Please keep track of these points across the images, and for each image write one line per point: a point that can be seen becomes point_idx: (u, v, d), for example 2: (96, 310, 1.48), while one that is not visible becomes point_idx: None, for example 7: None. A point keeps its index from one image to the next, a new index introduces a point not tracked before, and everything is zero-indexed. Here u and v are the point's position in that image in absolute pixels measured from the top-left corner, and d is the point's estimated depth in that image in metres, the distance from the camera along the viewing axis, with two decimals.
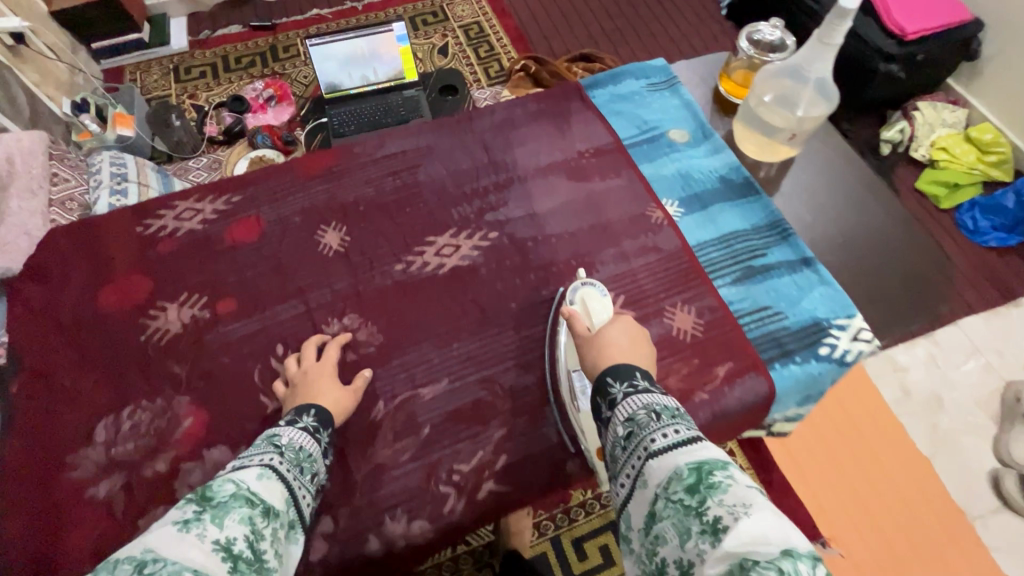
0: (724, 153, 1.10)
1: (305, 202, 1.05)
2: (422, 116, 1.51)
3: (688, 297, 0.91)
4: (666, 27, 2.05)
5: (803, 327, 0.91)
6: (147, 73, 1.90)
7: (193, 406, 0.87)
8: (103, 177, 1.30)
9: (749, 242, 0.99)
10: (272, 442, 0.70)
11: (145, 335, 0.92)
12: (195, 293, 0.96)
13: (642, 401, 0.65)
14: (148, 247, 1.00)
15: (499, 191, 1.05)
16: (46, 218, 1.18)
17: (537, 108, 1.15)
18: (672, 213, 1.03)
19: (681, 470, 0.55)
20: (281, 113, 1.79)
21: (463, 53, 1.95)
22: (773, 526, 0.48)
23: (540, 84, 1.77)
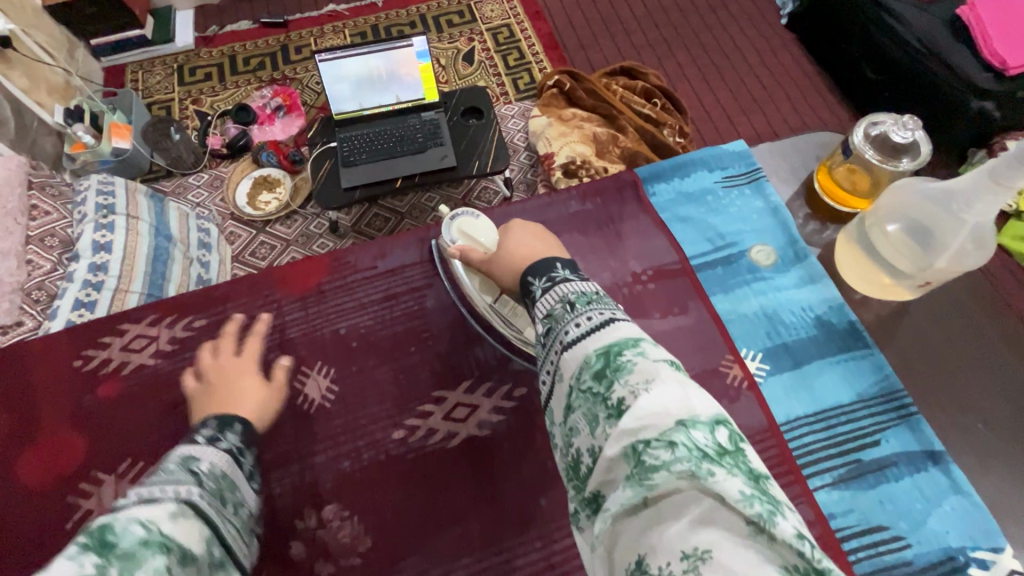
0: (821, 285, 0.95)
1: (288, 333, 0.86)
2: (441, 143, 1.34)
3: None
4: (718, 37, 1.83)
5: (928, 561, 0.77)
6: (150, 74, 1.76)
7: None
8: (88, 209, 1.18)
9: (856, 424, 0.85)
10: (188, 469, 0.54)
11: (65, 524, 0.71)
12: (137, 462, 0.75)
13: (558, 294, 0.59)
14: (84, 392, 0.80)
15: None
16: (22, 259, 1.07)
17: (579, 211, 0.95)
18: (756, 372, 0.89)
19: (590, 358, 0.50)
20: (289, 124, 1.63)
21: (490, 61, 1.77)
22: (676, 394, 0.43)
23: (574, 104, 1.58)
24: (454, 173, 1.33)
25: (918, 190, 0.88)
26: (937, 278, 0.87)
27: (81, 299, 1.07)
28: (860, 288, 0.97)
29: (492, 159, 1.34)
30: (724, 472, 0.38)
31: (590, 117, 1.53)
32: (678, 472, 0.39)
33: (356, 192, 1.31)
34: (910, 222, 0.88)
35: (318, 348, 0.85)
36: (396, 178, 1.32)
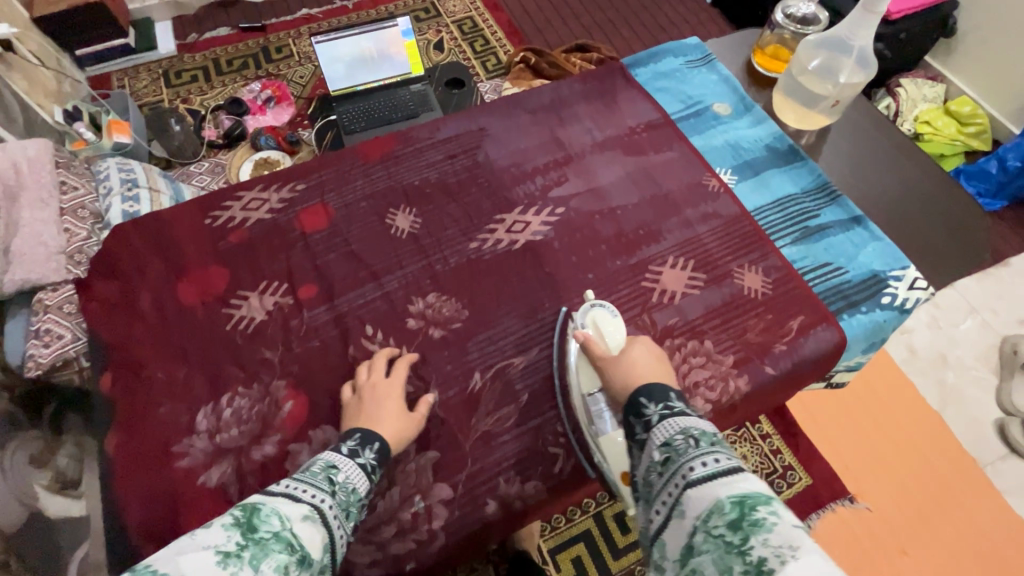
0: (767, 123, 1.12)
1: (368, 187, 1.01)
2: (431, 109, 1.52)
3: (754, 259, 0.92)
4: (655, 16, 2.09)
5: (864, 280, 0.93)
6: (136, 79, 1.85)
7: (292, 389, 0.83)
8: (113, 183, 1.27)
9: (803, 205, 1.01)
10: (328, 477, 0.64)
11: (230, 324, 0.87)
12: (275, 281, 0.91)
13: (680, 425, 0.61)
14: (220, 239, 0.94)
15: (560, 168, 1.03)
16: (61, 227, 1.15)
17: (584, 88, 1.14)
18: (728, 181, 1.04)
19: (722, 503, 0.51)
20: (280, 114, 1.76)
21: (459, 48, 1.96)
22: (826, 573, 0.43)
23: (540, 75, 1.79)
24: None
25: (820, 36, 1.07)
26: (847, 92, 1.05)
27: None
28: (790, 119, 1.15)
29: None
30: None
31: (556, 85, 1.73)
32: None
33: None
34: (819, 62, 1.07)
35: (396, 194, 1.01)
36: None
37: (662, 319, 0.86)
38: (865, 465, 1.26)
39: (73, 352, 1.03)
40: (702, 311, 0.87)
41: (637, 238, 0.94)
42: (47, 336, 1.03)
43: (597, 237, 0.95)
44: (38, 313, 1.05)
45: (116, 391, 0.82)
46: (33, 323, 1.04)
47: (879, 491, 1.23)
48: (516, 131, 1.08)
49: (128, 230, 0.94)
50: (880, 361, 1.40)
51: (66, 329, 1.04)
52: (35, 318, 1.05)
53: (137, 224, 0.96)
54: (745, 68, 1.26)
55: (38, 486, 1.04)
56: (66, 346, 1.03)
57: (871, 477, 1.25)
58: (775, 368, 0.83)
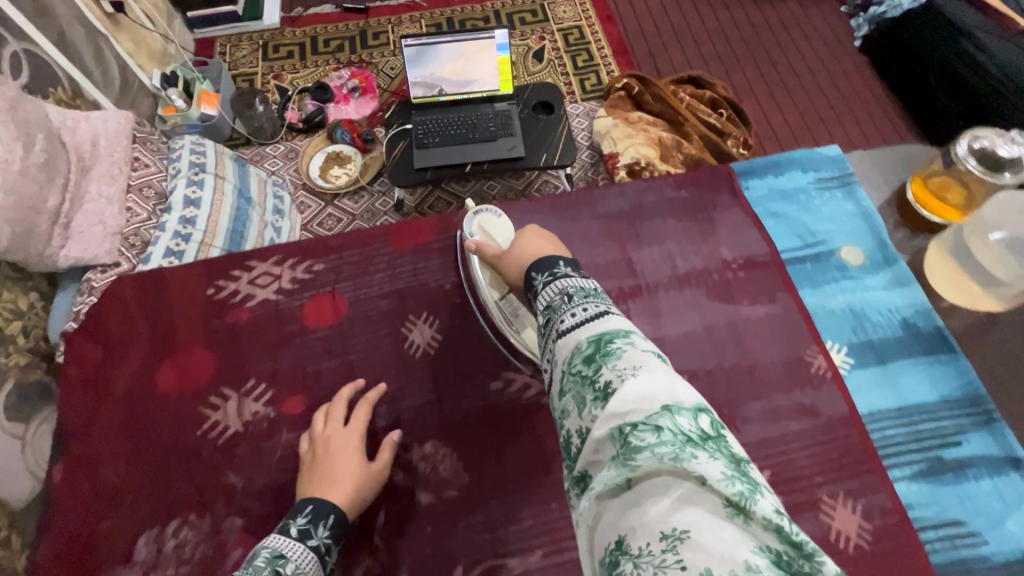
0: (909, 287, 0.94)
1: (392, 284, 0.92)
2: (511, 134, 1.39)
3: (853, 490, 0.73)
4: (788, 55, 1.82)
5: (1007, 559, 0.75)
6: (237, 48, 1.86)
7: (244, 533, 0.73)
8: (182, 165, 1.27)
9: (937, 422, 0.85)
10: (273, 570, 0.61)
11: (202, 429, 0.80)
12: (262, 383, 0.83)
13: (559, 287, 0.59)
14: (217, 317, 0.88)
15: (623, 300, 0.86)
16: (123, 206, 1.16)
17: (674, 197, 0.96)
18: (840, 363, 0.88)
19: (580, 345, 0.51)
20: (363, 106, 1.71)
21: (559, 60, 1.81)
22: (662, 382, 0.43)
23: (641, 108, 1.60)
24: (523, 163, 1.38)
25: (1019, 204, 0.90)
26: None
27: (171, 248, 1.15)
28: (942, 287, 0.96)
29: (559, 153, 1.38)
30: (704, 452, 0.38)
31: (656, 121, 1.55)
32: (662, 453, 0.38)
33: (426, 172, 1.37)
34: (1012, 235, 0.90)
35: (423, 299, 0.91)
36: (465, 163, 1.37)
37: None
38: None
39: None
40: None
41: None
42: None
43: None
44: (83, 292, 1.07)
45: (63, 488, 0.77)
46: (76, 304, 1.06)
47: None
48: (586, 238, 0.91)
49: (126, 293, 0.89)
50: None
51: None
52: (80, 299, 1.07)
53: (137, 285, 0.90)
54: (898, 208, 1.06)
55: None
56: None
57: None
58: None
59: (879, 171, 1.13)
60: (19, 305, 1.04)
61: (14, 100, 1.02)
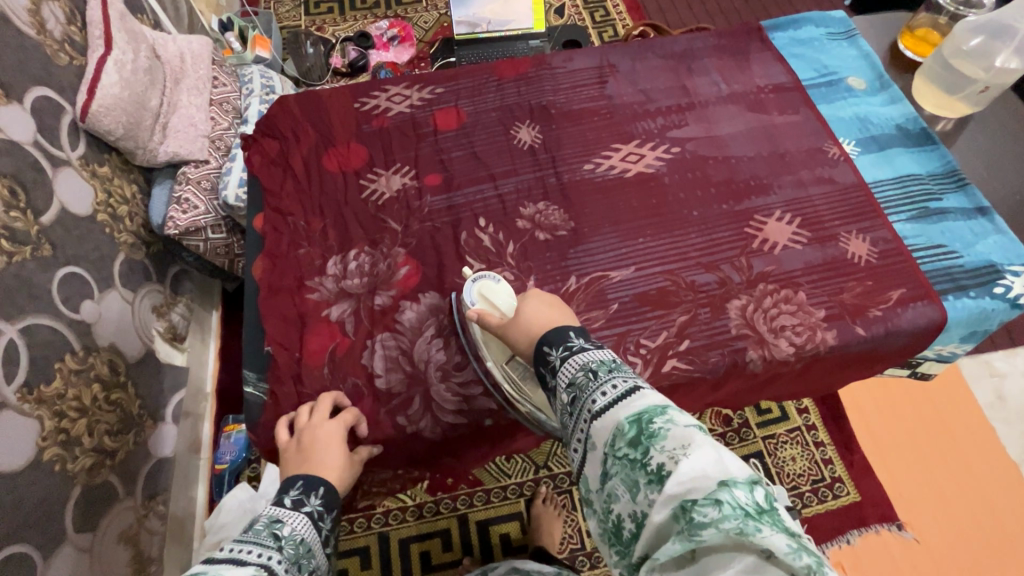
0: (902, 104, 1.02)
1: (500, 100, 1.04)
2: None
3: (863, 227, 0.87)
4: (788, 11, 1.99)
5: (978, 268, 0.84)
6: (281, 3, 2.01)
7: (409, 257, 0.88)
8: (254, 86, 1.41)
9: (925, 186, 0.92)
10: (272, 533, 0.56)
11: (365, 194, 0.93)
12: (406, 166, 0.96)
13: (579, 362, 0.62)
14: (365, 122, 1.00)
15: (680, 113, 1.00)
16: (209, 115, 1.30)
17: (717, 44, 1.09)
18: (849, 151, 0.96)
19: (621, 425, 0.54)
20: (401, 53, 1.86)
21: (578, 15, 1.96)
22: (712, 459, 0.47)
23: None
24: None
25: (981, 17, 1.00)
26: (999, 80, 0.99)
27: None
28: (928, 102, 1.10)
29: None
30: (768, 527, 0.41)
31: None
32: (727, 529, 0.41)
33: None
34: (980, 44, 0.99)
35: (525, 111, 1.02)
36: None
37: (760, 264, 0.84)
38: (920, 495, 1.22)
39: (203, 223, 1.18)
40: (801, 266, 0.83)
41: (746, 190, 0.91)
42: (187, 204, 1.17)
43: (708, 180, 0.92)
44: (181, 183, 1.20)
45: (266, 230, 0.90)
46: (176, 191, 1.19)
47: (931, 523, 1.19)
48: (646, 72, 1.06)
49: (290, 100, 1.01)
50: (955, 388, 1.33)
51: (201, 202, 1.18)
52: (178, 187, 1.20)
53: (302, 99, 1.03)
54: (889, 49, 1.21)
55: (154, 331, 1.20)
56: (199, 217, 1.18)
57: (915, 496, 1.21)
58: (867, 330, 0.78)
59: (880, 28, 1.24)
60: (126, 193, 1.17)
61: (122, 13, 1.19)
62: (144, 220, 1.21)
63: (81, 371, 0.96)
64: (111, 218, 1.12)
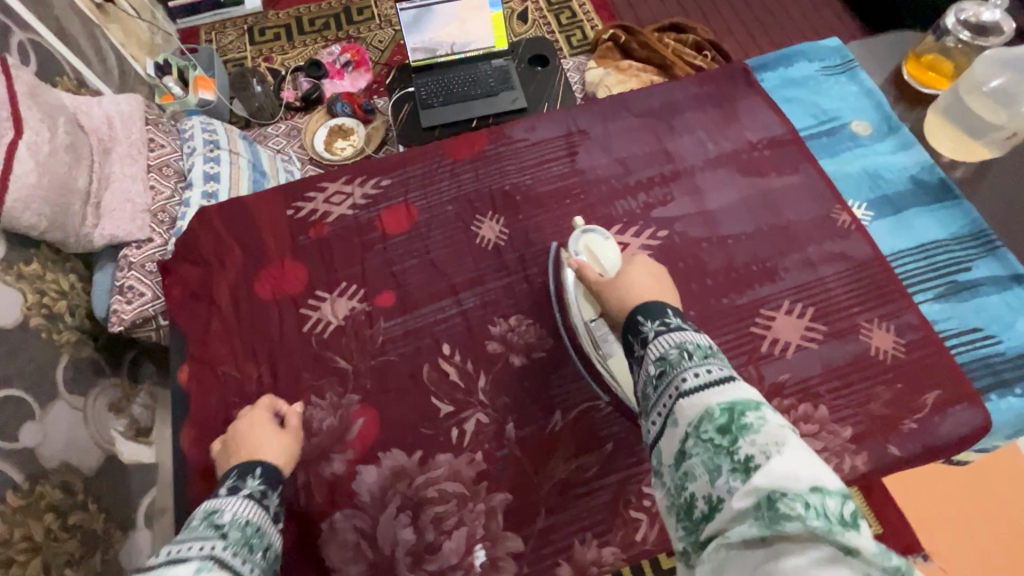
0: (915, 149, 1.01)
1: (455, 188, 0.95)
2: (511, 88, 1.43)
3: (885, 314, 0.81)
4: None
5: (1019, 354, 0.83)
6: (223, 35, 1.87)
7: (363, 406, 0.80)
8: (197, 144, 1.28)
9: (952, 254, 0.91)
10: (211, 522, 0.56)
11: (306, 326, 0.85)
12: (352, 284, 0.88)
13: (675, 339, 0.59)
14: (301, 233, 0.91)
15: (665, 184, 0.92)
16: (147, 184, 1.18)
17: (699, 93, 1.00)
18: (862, 216, 0.95)
19: (711, 410, 0.51)
20: (357, 79, 1.74)
21: (543, 19, 1.84)
22: (809, 465, 0.44)
23: (629, 56, 1.66)
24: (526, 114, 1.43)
25: (999, 59, 0.98)
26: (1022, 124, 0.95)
27: None
28: (941, 144, 1.05)
29: (559, 102, 1.43)
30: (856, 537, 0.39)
31: (646, 68, 1.61)
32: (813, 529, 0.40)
33: (435, 131, 1.41)
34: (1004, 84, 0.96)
35: (484, 199, 0.94)
36: (470, 119, 1.40)
37: (771, 373, 0.77)
38: (948, 529, 1.14)
39: (152, 311, 1.07)
40: (819, 372, 0.77)
41: (749, 275, 0.84)
42: (130, 293, 1.07)
43: (702, 270, 0.85)
44: (122, 268, 1.09)
45: (192, 386, 0.83)
46: (117, 279, 1.08)
47: (961, 555, 1.11)
48: (622, 135, 0.97)
49: (213, 219, 0.92)
50: None
51: (146, 288, 1.08)
52: (120, 274, 1.09)
53: (224, 211, 0.93)
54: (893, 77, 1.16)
55: (115, 431, 1.10)
56: (146, 304, 1.07)
57: (942, 529, 1.14)
58: (900, 448, 0.72)
59: (881, 51, 1.20)
60: (63, 285, 1.06)
61: (32, 86, 1.05)
62: (87, 311, 1.10)
63: (27, 505, 0.87)
64: (47, 319, 1.01)
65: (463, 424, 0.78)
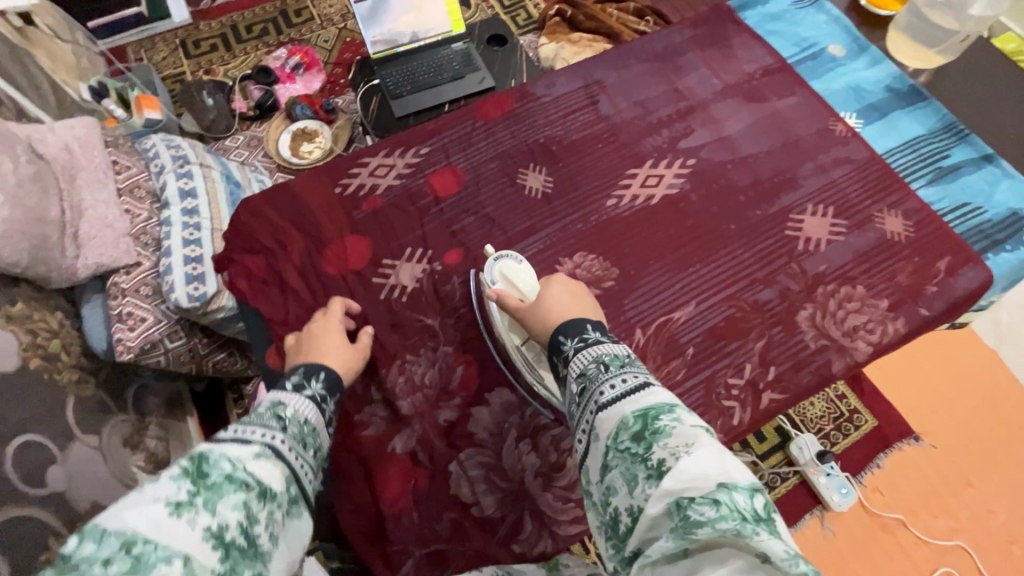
0: (884, 64, 1.25)
1: (492, 148, 1.00)
2: (476, 68, 1.46)
3: (891, 203, 0.95)
4: None
5: (1004, 218, 1.05)
6: (154, 51, 1.76)
7: (462, 355, 0.85)
8: (164, 161, 1.22)
9: (932, 147, 1.13)
10: (276, 414, 0.61)
11: (383, 294, 0.87)
12: (417, 248, 0.91)
13: (593, 354, 0.65)
14: (355, 208, 0.92)
15: (682, 119, 1.03)
16: (122, 208, 1.12)
17: (694, 35, 1.12)
18: (854, 125, 1.17)
19: (627, 419, 0.56)
20: (310, 81, 1.70)
21: (486, 3, 1.87)
22: (714, 463, 0.48)
23: (577, 29, 1.73)
24: (495, 92, 1.46)
25: None
26: (973, 27, 1.18)
27: (186, 238, 1.12)
28: (902, 55, 1.28)
29: (524, 77, 1.48)
30: (765, 532, 0.43)
31: (596, 38, 1.67)
32: (723, 529, 0.43)
33: (408, 120, 1.41)
34: None
35: (525, 154, 0.99)
36: (442, 103, 1.41)
37: (812, 267, 0.89)
38: (937, 420, 1.27)
39: (158, 335, 1.04)
40: (850, 259, 0.90)
41: (774, 187, 0.96)
42: (131, 319, 1.02)
43: (733, 188, 0.96)
44: (116, 297, 1.04)
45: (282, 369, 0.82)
46: (112, 308, 1.03)
47: (947, 439, 1.25)
48: (636, 81, 1.07)
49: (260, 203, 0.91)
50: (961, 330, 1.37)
51: (147, 311, 1.04)
52: (113, 302, 1.04)
53: (270, 196, 0.92)
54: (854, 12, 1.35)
55: (135, 467, 1.04)
56: (150, 329, 1.03)
57: (932, 421, 1.27)
58: (929, 308, 0.87)
59: None
60: (51, 323, 0.99)
61: None
62: (81, 347, 1.04)
63: None
64: (46, 360, 0.94)
65: None
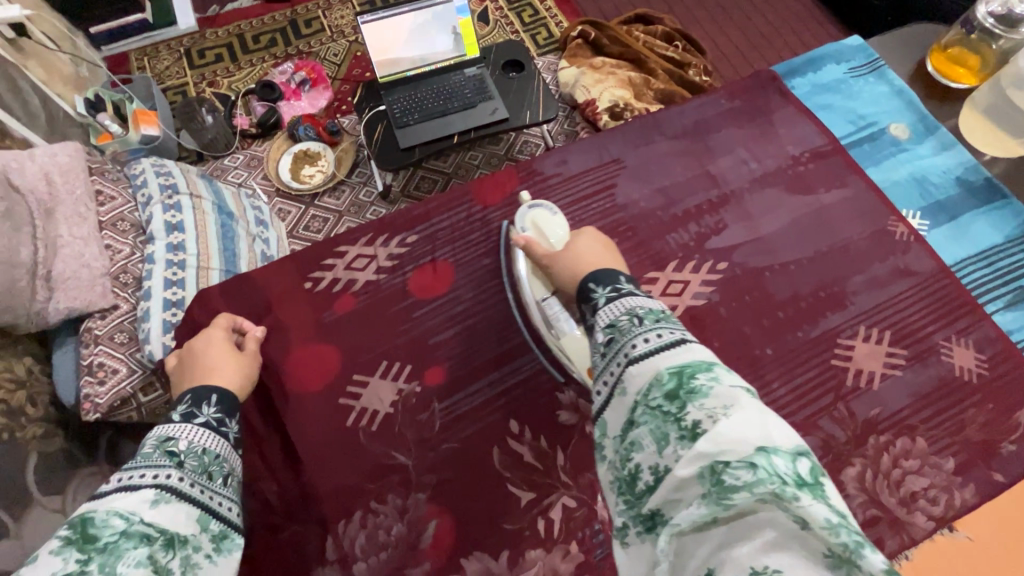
0: (955, 150, 1.15)
1: (486, 240, 0.96)
2: (490, 98, 1.36)
3: (960, 331, 0.91)
4: None
5: None
6: (157, 59, 1.70)
7: (434, 506, 0.78)
8: (152, 190, 1.14)
9: (1013, 259, 1.05)
10: (166, 451, 0.56)
11: (349, 419, 0.82)
12: (396, 361, 0.87)
13: (625, 306, 0.58)
14: (326, 309, 0.89)
15: (714, 211, 1.00)
16: (102, 243, 1.05)
17: (731, 107, 1.09)
18: (920, 226, 1.08)
19: (661, 375, 0.50)
20: (316, 98, 1.62)
21: (505, 19, 1.77)
22: (755, 425, 0.43)
23: (601, 52, 1.60)
24: (509, 124, 1.36)
25: None
26: None
27: (168, 278, 1.06)
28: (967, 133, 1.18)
29: (542, 109, 1.36)
30: (809, 495, 0.39)
31: (620, 64, 1.56)
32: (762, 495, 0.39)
33: (414, 151, 1.32)
34: None
35: None
36: (451, 135, 1.33)
37: (862, 410, 0.85)
38: None
39: (129, 389, 0.97)
40: (907, 404, 0.86)
41: (818, 302, 0.92)
42: (100, 371, 0.96)
43: (770, 302, 0.92)
44: (88, 344, 0.98)
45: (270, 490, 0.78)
46: (83, 357, 0.98)
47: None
48: (660, 162, 1.03)
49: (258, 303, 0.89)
50: None
51: (120, 362, 0.98)
52: (85, 351, 0.98)
53: (232, 295, 0.89)
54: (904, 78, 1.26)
55: None
56: (121, 382, 0.97)
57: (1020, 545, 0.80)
58: (1004, 473, 0.83)
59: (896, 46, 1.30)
60: (18, 372, 0.93)
61: None
62: (49, 395, 0.97)
63: None
64: (7, 416, 0.87)
65: (550, 511, 0.78)
